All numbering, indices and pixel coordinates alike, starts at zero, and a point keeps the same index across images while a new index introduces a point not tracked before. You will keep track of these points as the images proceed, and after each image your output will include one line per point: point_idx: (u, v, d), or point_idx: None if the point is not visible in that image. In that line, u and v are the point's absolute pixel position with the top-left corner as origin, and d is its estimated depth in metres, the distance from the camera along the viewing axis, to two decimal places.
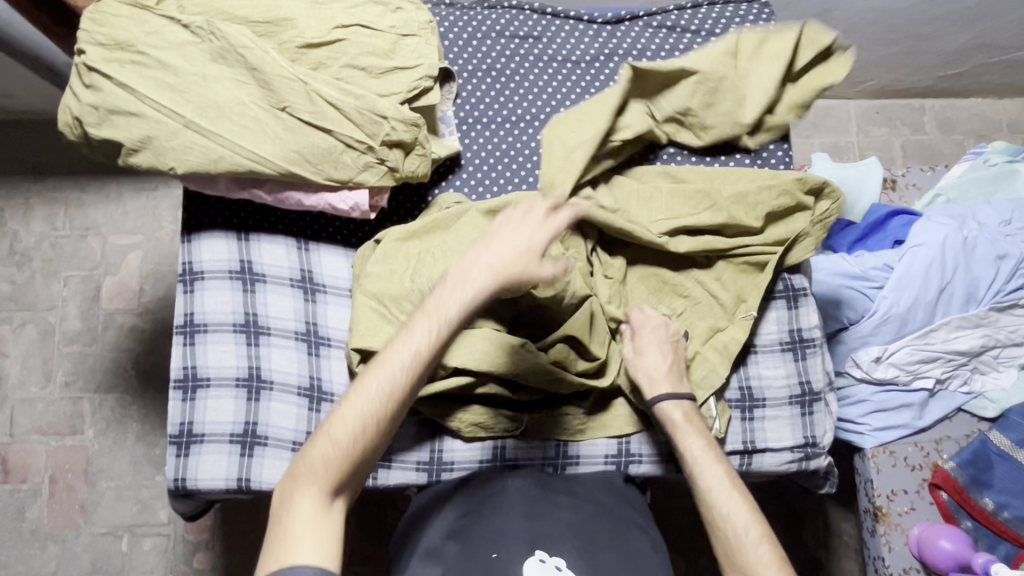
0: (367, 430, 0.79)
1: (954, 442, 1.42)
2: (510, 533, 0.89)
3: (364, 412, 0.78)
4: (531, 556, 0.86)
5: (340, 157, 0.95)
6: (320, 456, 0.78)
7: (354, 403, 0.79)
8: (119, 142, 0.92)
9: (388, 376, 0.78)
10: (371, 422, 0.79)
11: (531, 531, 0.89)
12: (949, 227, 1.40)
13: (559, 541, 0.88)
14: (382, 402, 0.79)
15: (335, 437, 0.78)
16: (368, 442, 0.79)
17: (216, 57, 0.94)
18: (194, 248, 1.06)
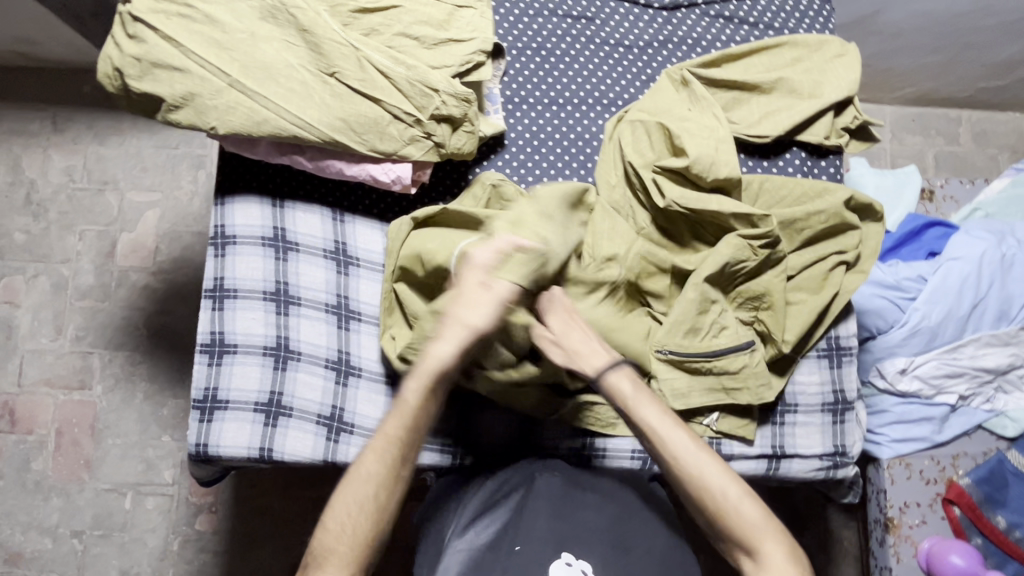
0: (372, 498, 0.83)
1: (971, 459, 1.40)
2: (539, 532, 0.89)
3: (366, 485, 0.83)
4: (556, 559, 0.86)
5: (387, 128, 0.92)
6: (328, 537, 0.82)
7: (353, 481, 0.83)
8: (160, 97, 0.89)
9: (358, 482, 0.83)
10: (358, 516, 0.82)
11: (557, 530, 0.89)
12: (987, 242, 1.38)
13: (585, 542, 0.88)
14: (360, 507, 0.83)
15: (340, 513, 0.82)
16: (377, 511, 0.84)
17: (266, 16, 0.91)
18: (227, 211, 1.04)
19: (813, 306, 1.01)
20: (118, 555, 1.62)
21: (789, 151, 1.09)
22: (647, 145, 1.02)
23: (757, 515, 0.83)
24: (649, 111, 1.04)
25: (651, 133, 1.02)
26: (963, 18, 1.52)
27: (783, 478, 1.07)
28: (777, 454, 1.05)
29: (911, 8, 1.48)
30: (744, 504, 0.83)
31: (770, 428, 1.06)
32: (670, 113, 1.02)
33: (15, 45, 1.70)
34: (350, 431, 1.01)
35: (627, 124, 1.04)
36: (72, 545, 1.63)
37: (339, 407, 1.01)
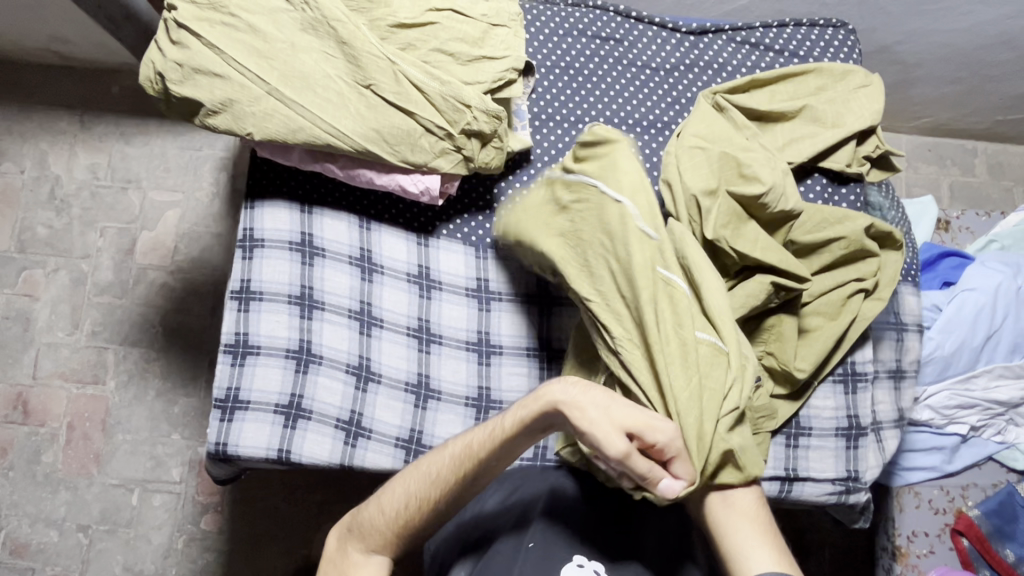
0: (416, 504, 0.89)
1: (981, 490, 1.39)
2: (557, 533, 0.95)
3: (415, 490, 0.89)
4: (569, 561, 0.93)
5: (418, 141, 0.94)
6: (367, 517, 0.90)
7: (408, 481, 0.90)
8: (200, 102, 0.91)
9: (425, 477, 0.89)
10: (416, 504, 0.89)
11: (574, 535, 0.95)
12: (1003, 274, 1.39)
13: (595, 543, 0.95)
14: (417, 500, 0.89)
15: (384, 505, 0.90)
16: (419, 514, 0.89)
17: (306, 28, 0.93)
18: (257, 215, 1.06)
19: (831, 335, 1.02)
20: (123, 551, 1.63)
21: (811, 177, 1.11)
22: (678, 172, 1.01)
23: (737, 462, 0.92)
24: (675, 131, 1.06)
25: (709, 160, 1.00)
26: (984, 52, 1.53)
27: (795, 501, 1.08)
28: (790, 477, 1.05)
29: (932, 40, 1.50)
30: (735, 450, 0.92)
31: (783, 450, 1.06)
32: (728, 142, 1.02)
33: (47, 43, 1.74)
34: (368, 435, 1.02)
35: (682, 149, 1.02)
36: (78, 539, 1.64)
37: (358, 412, 1.03)
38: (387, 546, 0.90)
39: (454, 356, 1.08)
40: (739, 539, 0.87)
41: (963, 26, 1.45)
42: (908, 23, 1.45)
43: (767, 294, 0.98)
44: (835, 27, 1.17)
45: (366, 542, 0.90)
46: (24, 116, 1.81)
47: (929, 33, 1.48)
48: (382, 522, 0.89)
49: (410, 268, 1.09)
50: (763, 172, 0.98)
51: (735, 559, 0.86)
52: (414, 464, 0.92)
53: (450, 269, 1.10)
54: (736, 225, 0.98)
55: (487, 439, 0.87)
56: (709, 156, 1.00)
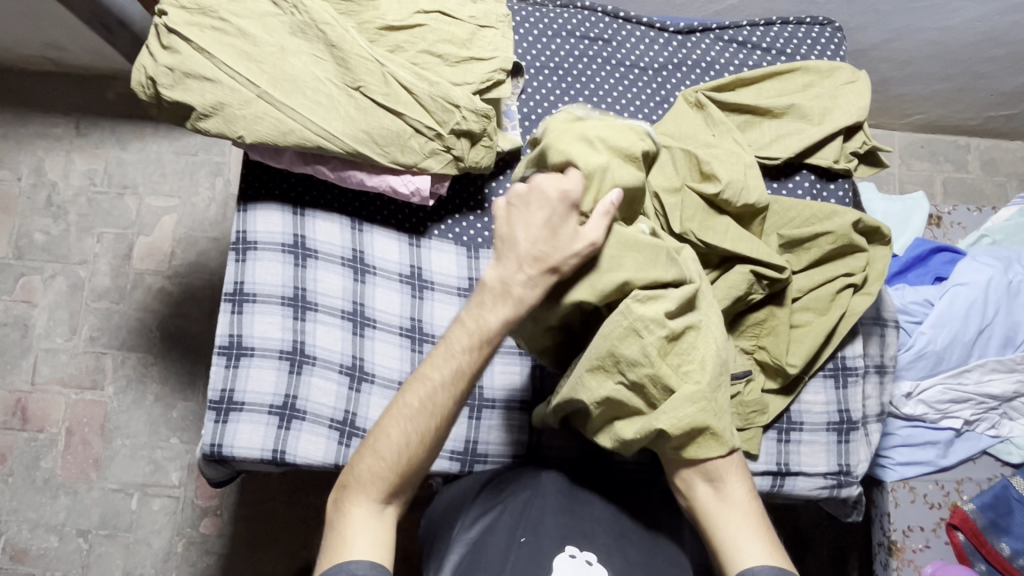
0: (413, 444, 0.83)
1: (975, 484, 1.40)
2: (548, 524, 0.90)
3: (409, 429, 0.82)
4: (561, 551, 0.87)
5: (408, 142, 0.95)
6: (365, 469, 0.83)
7: (400, 421, 0.83)
8: (191, 106, 0.92)
9: (417, 408, 0.83)
10: (416, 440, 0.82)
11: (564, 526, 0.91)
12: (994, 268, 1.39)
13: (589, 535, 0.90)
14: (417, 437, 0.83)
15: (381, 453, 0.83)
16: (416, 454, 0.83)
17: (296, 31, 0.95)
18: (250, 218, 1.07)
19: (821, 328, 1.03)
20: (123, 555, 1.63)
21: (799, 173, 1.12)
22: (672, 170, 1.03)
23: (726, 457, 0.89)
24: (663, 130, 1.07)
25: (675, 159, 1.03)
26: (973, 49, 1.54)
27: (788, 496, 1.08)
28: (782, 471, 1.06)
29: (921, 37, 1.51)
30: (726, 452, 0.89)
31: (774, 445, 1.07)
32: (693, 140, 1.05)
33: (43, 51, 1.75)
34: (361, 435, 1.03)
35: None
36: (78, 544, 1.64)
37: (352, 412, 1.03)
38: (391, 493, 0.83)
39: None
40: (729, 534, 0.86)
41: (952, 22, 1.46)
42: (896, 21, 1.46)
43: (747, 285, 0.98)
44: (822, 24, 1.18)
45: (366, 493, 0.83)
46: (22, 123, 1.82)
47: (918, 30, 1.49)
48: (383, 467, 0.83)
49: (402, 268, 1.10)
50: (735, 167, 1.00)
51: (726, 554, 0.85)
52: (400, 398, 0.84)
53: (442, 269, 1.11)
54: (706, 220, 1.00)
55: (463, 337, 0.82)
56: (679, 156, 1.03)
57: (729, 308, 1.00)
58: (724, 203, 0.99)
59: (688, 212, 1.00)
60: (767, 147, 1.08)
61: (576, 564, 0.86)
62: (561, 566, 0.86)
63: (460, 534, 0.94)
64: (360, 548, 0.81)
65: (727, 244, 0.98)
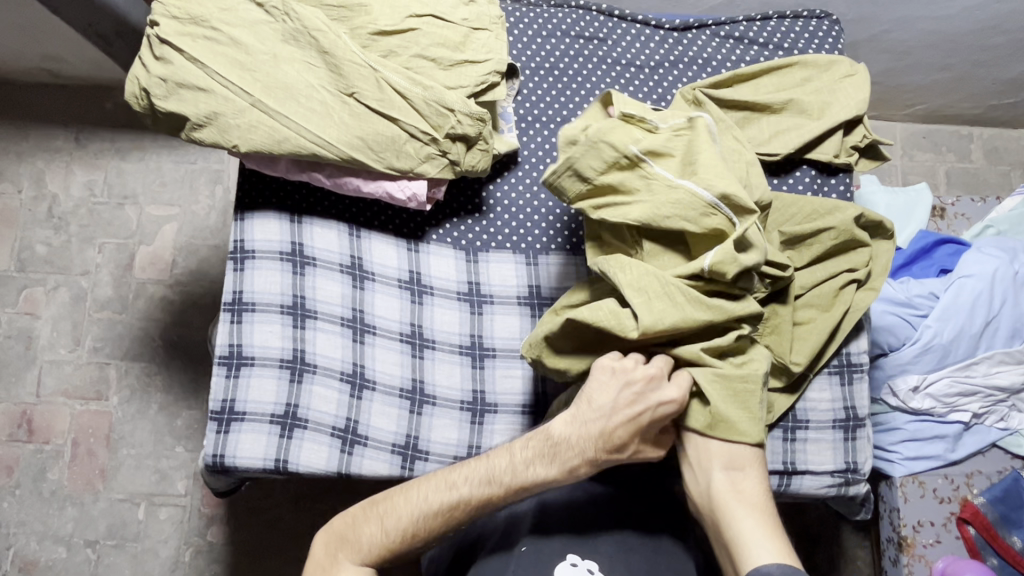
0: (417, 527, 0.90)
1: (985, 478, 1.38)
2: (551, 535, 0.95)
3: (418, 511, 0.90)
4: (563, 560, 0.93)
5: (403, 147, 0.95)
6: (367, 534, 0.91)
7: (413, 501, 0.91)
8: (185, 116, 0.92)
9: (434, 504, 0.90)
10: (421, 528, 0.90)
11: (568, 533, 0.95)
12: (1000, 259, 1.38)
13: (589, 542, 0.95)
14: (424, 522, 0.90)
15: (387, 525, 0.90)
16: (415, 538, 0.90)
17: (288, 39, 0.94)
18: (247, 227, 1.06)
19: (826, 325, 1.02)
20: (131, 565, 1.64)
21: (799, 169, 1.11)
22: None
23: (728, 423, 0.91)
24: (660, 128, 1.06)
25: None
26: (974, 37, 1.52)
27: (795, 495, 1.07)
28: (788, 470, 1.05)
29: (920, 27, 1.49)
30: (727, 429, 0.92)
31: (781, 444, 1.06)
32: None
33: (41, 63, 1.75)
34: (364, 442, 1.02)
35: None
36: (86, 554, 1.64)
37: (353, 419, 1.03)
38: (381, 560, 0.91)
39: (447, 361, 1.08)
40: (742, 526, 0.87)
41: (951, 11, 1.44)
42: (895, 11, 1.45)
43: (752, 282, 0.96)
44: (819, 18, 1.17)
45: (361, 554, 0.91)
46: (21, 135, 1.83)
47: (917, 20, 1.47)
48: (383, 539, 0.90)
49: (401, 274, 1.09)
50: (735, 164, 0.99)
51: (737, 546, 0.86)
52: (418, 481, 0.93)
53: (441, 274, 1.11)
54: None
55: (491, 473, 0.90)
56: None
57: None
58: None
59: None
60: (766, 142, 1.07)
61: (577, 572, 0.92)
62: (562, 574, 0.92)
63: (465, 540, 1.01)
64: None
65: None
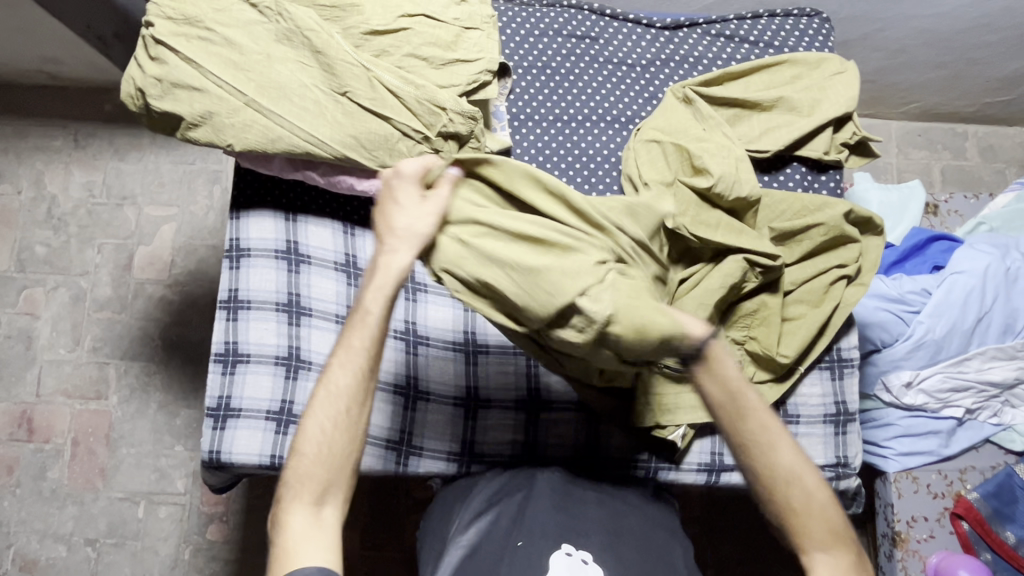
0: (332, 435, 0.78)
1: (979, 473, 1.39)
2: (542, 527, 0.87)
3: (323, 420, 0.79)
4: (557, 550, 0.84)
5: (396, 145, 0.95)
6: (290, 471, 0.78)
7: (314, 416, 0.79)
8: (180, 116, 0.93)
9: (329, 401, 0.79)
10: (332, 427, 0.79)
11: (559, 523, 0.88)
12: (992, 255, 1.39)
13: (584, 534, 0.87)
14: (334, 423, 0.79)
15: (304, 452, 0.78)
16: (339, 449, 0.79)
17: (281, 39, 0.95)
18: (242, 225, 1.07)
19: (817, 319, 1.03)
20: (131, 563, 1.65)
21: (790, 166, 1.12)
22: (660, 165, 1.03)
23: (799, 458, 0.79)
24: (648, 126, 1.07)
25: (664, 154, 1.03)
26: (967, 35, 1.53)
27: None
28: None
29: (913, 25, 1.50)
30: (816, 491, 0.79)
31: None
32: (682, 135, 1.05)
33: (39, 65, 1.77)
34: None
35: (639, 145, 1.06)
36: (86, 553, 1.65)
37: None
38: (325, 487, 0.78)
39: (441, 357, 1.08)
40: None
41: (944, 9, 1.45)
42: (887, 9, 1.46)
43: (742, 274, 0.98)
44: (810, 16, 1.18)
45: (304, 492, 0.77)
46: (21, 137, 1.84)
47: (909, 18, 1.48)
48: (310, 464, 0.78)
49: None
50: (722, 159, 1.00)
51: None
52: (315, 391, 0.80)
53: None
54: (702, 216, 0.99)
55: (365, 331, 0.80)
56: (663, 150, 1.04)
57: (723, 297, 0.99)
58: (714, 198, 0.99)
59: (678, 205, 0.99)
60: (755, 139, 1.08)
61: (572, 563, 0.83)
62: (557, 564, 0.83)
63: (454, 537, 0.91)
64: (308, 555, 0.75)
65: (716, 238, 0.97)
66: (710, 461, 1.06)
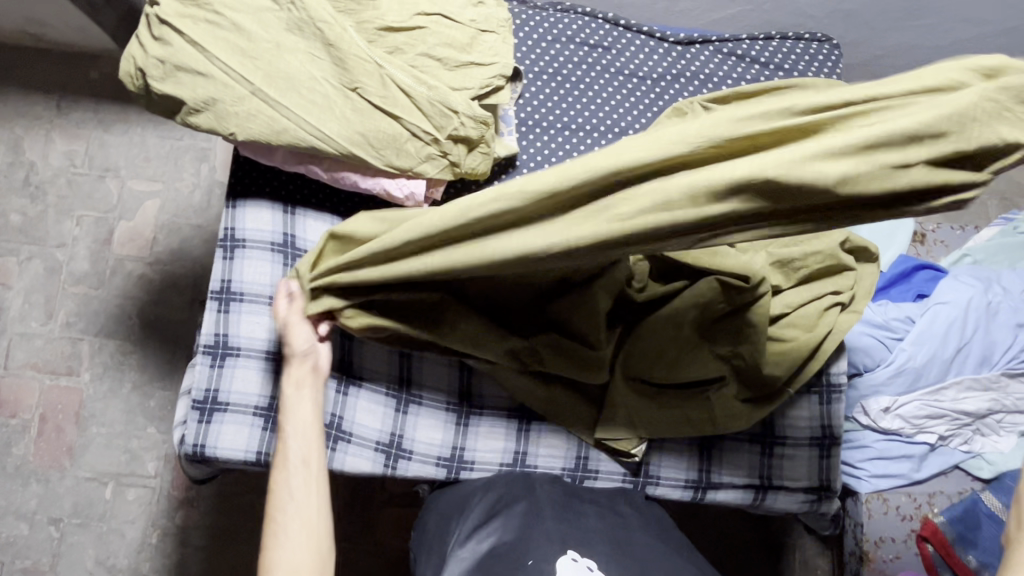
0: (308, 516, 0.89)
1: (946, 497, 1.42)
2: (546, 537, 0.88)
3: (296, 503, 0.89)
4: (563, 556, 0.86)
5: (404, 145, 0.94)
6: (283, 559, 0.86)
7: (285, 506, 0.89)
8: (181, 100, 0.90)
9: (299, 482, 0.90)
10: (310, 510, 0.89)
11: (563, 532, 0.90)
12: (974, 289, 1.43)
13: (589, 543, 0.88)
14: (307, 499, 0.90)
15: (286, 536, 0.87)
16: (313, 533, 0.89)
17: (292, 28, 0.92)
18: (238, 214, 1.05)
19: (804, 345, 1.03)
20: (95, 545, 1.61)
21: None
22: None
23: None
24: None
25: None
26: None
27: (768, 509, 1.09)
28: (763, 485, 1.07)
29: (914, 56, 1.52)
30: None
31: (757, 458, 1.07)
32: None
33: (24, 26, 1.70)
34: (347, 439, 1.01)
35: None
36: (49, 532, 1.61)
37: (338, 415, 1.01)
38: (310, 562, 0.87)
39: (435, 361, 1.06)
40: None
41: (947, 43, 1.47)
42: (893, 39, 1.47)
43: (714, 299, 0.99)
44: (821, 42, 1.19)
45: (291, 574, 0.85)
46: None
47: (912, 49, 1.49)
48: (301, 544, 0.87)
49: None
50: None
51: None
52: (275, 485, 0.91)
53: None
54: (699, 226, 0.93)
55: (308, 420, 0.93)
56: None
57: (698, 318, 1.01)
58: None
59: None
60: None
61: (578, 568, 0.84)
62: (564, 568, 0.84)
63: (454, 549, 0.90)
64: None
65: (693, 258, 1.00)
66: (696, 478, 1.06)
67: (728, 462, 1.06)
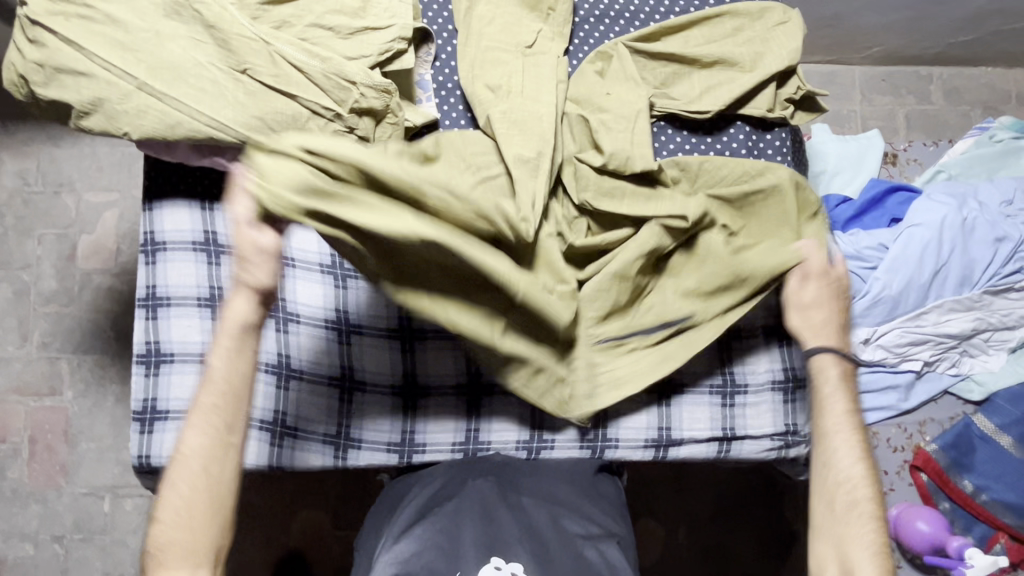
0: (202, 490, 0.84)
1: (938, 425, 1.43)
2: (466, 542, 0.89)
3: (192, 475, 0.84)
4: (487, 564, 0.87)
5: (306, 125, 0.88)
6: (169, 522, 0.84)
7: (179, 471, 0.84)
8: (68, 104, 0.86)
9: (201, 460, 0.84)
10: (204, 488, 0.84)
11: (488, 534, 0.91)
12: (949, 207, 1.35)
13: (511, 543, 0.89)
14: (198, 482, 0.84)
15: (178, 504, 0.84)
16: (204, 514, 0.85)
17: (170, 13, 0.87)
18: (156, 217, 1.01)
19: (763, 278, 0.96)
20: (101, 556, 1.63)
21: (733, 126, 1.05)
22: (569, 138, 1.00)
23: (863, 448, 0.94)
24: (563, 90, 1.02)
25: (572, 126, 1.00)
26: None
27: (735, 460, 1.06)
28: (726, 437, 1.03)
29: None
30: (862, 500, 0.91)
31: (719, 410, 1.04)
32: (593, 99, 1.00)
33: None
34: (293, 435, 0.99)
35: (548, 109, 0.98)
36: (54, 550, 1.63)
37: (281, 412, 0.99)
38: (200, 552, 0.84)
39: (377, 347, 1.01)
40: None
41: None
42: None
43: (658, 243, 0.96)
44: None
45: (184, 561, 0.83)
46: None
47: None
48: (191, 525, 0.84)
49: (323, 258, 1.02)
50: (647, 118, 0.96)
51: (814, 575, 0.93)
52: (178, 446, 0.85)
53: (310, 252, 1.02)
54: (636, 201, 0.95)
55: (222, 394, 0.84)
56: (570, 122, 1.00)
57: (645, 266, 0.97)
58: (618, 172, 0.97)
59: (581, 182, 0.97)
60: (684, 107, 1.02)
61: None
62: None
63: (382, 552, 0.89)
64: None
65: (624, 210, 0.96)
66: (657, 436, 1.02)
67: (689, 416, 1.03)
